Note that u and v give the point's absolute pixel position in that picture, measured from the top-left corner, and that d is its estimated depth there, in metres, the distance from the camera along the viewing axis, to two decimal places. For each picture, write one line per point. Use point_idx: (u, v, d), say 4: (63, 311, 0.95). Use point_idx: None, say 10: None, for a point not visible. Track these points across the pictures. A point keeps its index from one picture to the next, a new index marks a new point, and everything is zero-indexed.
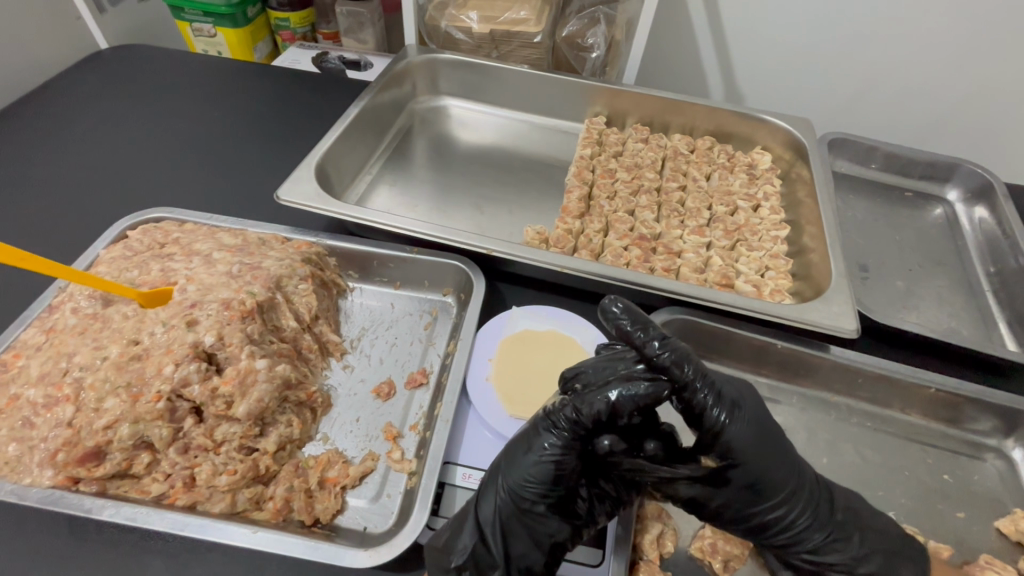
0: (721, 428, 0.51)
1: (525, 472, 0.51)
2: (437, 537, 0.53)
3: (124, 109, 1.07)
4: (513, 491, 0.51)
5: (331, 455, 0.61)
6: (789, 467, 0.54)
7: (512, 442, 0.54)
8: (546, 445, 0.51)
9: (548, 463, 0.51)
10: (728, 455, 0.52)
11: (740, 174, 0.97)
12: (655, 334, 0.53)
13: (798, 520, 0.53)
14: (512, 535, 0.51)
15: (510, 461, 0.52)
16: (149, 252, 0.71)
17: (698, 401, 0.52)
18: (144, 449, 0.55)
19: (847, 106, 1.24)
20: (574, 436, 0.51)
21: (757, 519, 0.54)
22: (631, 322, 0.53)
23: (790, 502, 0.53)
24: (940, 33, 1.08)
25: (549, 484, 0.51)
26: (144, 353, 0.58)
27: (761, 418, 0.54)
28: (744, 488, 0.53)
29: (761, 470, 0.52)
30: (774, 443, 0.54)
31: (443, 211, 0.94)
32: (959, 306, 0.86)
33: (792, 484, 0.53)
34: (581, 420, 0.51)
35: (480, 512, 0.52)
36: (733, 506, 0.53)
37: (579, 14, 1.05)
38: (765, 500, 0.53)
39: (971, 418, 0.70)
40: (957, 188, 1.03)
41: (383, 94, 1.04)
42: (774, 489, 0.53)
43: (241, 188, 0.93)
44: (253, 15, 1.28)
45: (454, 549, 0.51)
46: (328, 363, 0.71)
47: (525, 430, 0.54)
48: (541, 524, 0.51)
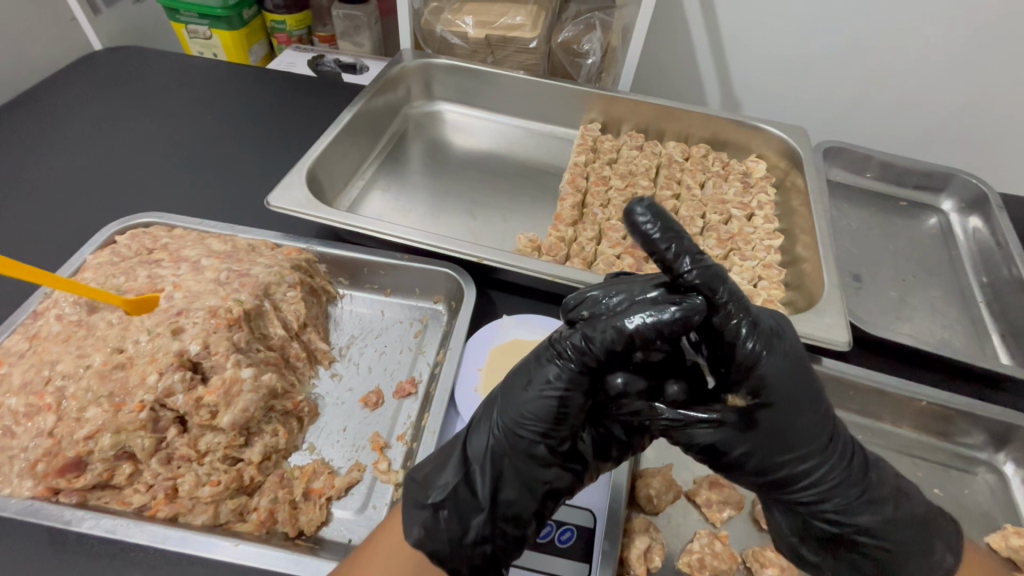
0: (752, 362, 0.48)
1: (525, 409, 0.50)
2: (419, 471, 0.53)
3: (117, 111, 1.06)
4: (510, 429, 0.50)
5: (317, 465, 0.61)
6: (820, 414, 0.50)
7: (511, 377, 0.53)
8: (551, 379, 0.50)
9: (550, 400, 0.49)
10: (756, 392, 0.49)
11: (735, 183, 0.96)
12: (685, 249, 0.46)
13: (828, 476, 0.51)
14: (502, 475, 0.51)
15: (510, 396, 0.51)
16: (137, 258, 0.71)
17: (731, 329, 0.48)
18: (126, 459, 0.55)
19: (842, 114, 1.24)
20: (581, 370, 0.49)
21: (785, 471, 0.50)
22: (659, 232, 0.45)
23: (819, 455, 0.50)
24: (935, 42, 1.08)
25: (548, 423, 0.50)
26: (128, 362, 0.57)
27: (796, 355, 0.50)
28: (770, 434, 0.50)
29: (789, 415, 0.49)
30: (808, 386, 0.50)
31: (435, 217, 0.94)
32: (952, 317, 0.85)
33: (822, 436, 0.50)
34: (591, 350, 0.48)
35: (469, 449, 0.52)
36: (756, 454, 0.50)
37: (575, 20, 1.06)
38: (792, 450, 0.50)
39: (963, 432, 0.70)
40: (952, 198, 1.03)
41: (378, 98, 1.04)
42: (802, 440, 0.50)
43: (233, 193, 0.92)
44: (249, 18, 1.28)
45: (434, 485, 0.51)
46: (316, 371, 0.70)
47: (529, 362, 0.52)
48: (536, 466, 0.51)
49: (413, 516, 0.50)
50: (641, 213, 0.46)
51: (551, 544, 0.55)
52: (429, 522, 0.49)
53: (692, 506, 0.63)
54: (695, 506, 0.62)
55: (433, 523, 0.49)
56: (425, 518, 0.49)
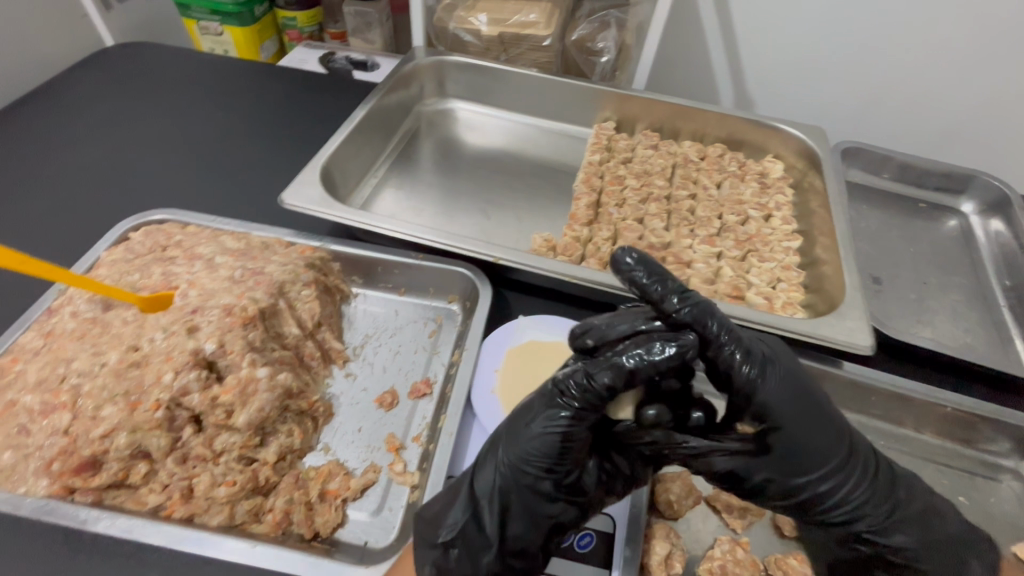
0: (751, 385, 0.48)
1: (530, 445, 0.49)
2: (429, 509, 0.53)
3: (129, 107, 1.06)
4: (516, 465, 0.49)
5: (333, 466, 0.60)
6: (833, 433, 0.50)
7: (515, 412, 0.52)
8: (555, 416, 0.48)
9: (554, 436, 0.48)
10: (762, 416, 0.49)
11: (752, 183, 0.95)
12: (671, 289, 0.48)
13: (852, 495, 0.50)
14: (509, 511, 0.50)
15: (514, 432, 0.50)
16: (151, 255, 0.70)
17: (725, 359, 0.48)
18: (141, 459, 0.54)
19: (859, 114, 1.22)
20: (585, 408, 0.47)
21: (808, 493, 0.50)
22: (645, 278, 0.48)
23: (839, 475, 0.50)
24: (955, 42, 1.07)
25: (554, 459, 0.49)
26: (143, 360, 0.57)
27: (796, 376, 0.51)
28: (785, 458, 0.49)
29: (799, 437, 0.49)
30: (814, 406, 0.50)
31: (448, 216, 0.93)
32: (974, 321, 0.84)
33: (840, 455, 0.50)
34: (593, 389, 0.47)
35: (476, 485, 0.51)
36: (773, 478, 0.50)
37: (589, 18, 1.04)
38: (810, 472, 0.49)
39: (988, 439, 0.68)
40: (972, 200, 1.01)
41: (390, 96, 1.03)
42: (817, 461, 0.49)
43: (246, 190, 0.92)
44: (260, 15, 1.27)
45: (443, 523, 0.51)
46: (331, 371, 0.70)
47: (533, 397, 0.51)
48: (542, 501, 0.50)
49: (425, 554, 0.50)
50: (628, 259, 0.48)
51: (570, 550, 0.54)
52: (440, 559, 0.50)
53: (711, 512, 0.62)
54: (716, 512, 0.61)
55: (445, 560, 0.50)
56: (437, 556, 0.50)
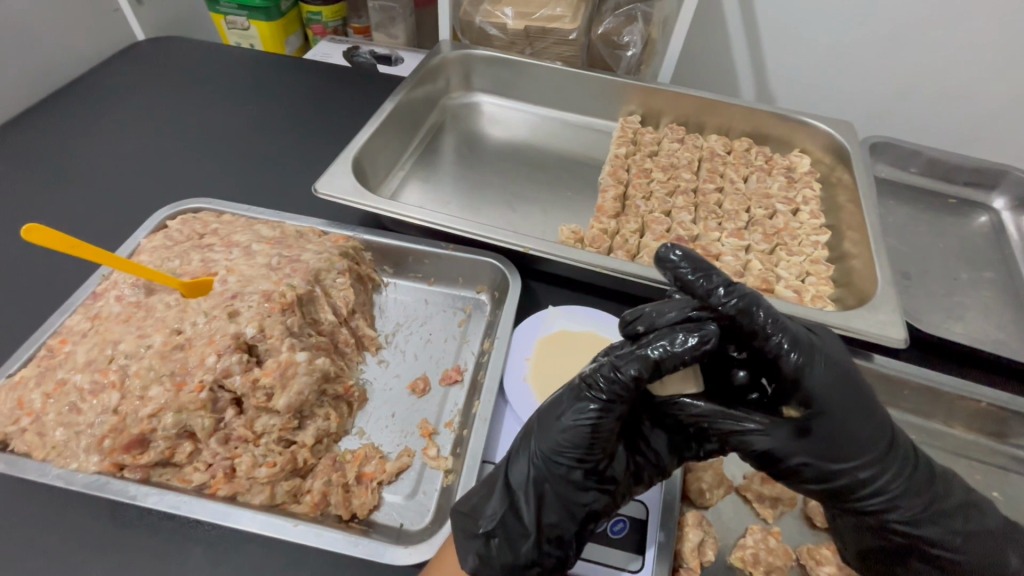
0: (798, 371, 0.48)
1: (560, 437, 0.50)
2: (465, 502, 0.53)
3: (161, 100, 1.08)
4: (548, 456, 0.50)
5: (368, 450, 0.61)
6: (876, 421, 0.50)
7: (545, 406, 0.53)
8: (583, 409, 0.49)
9: (584, 428, 0.49)
10: (809, 402, 0.49)
11: (779, 177, 0.95)
12: (718, 281, 0.48)
13: (891, 485, 0.50)
14: (544, 501, 0.51)
15: (545, 424, 0.51)
16: (189, 242, 0.72)
17: (773, 345, 0.48)
18: (186, 438, 0.56)
19: (886, 110, 1.21)
20: (613, 400, 0.48)
21: (847, 480, 0.49)
22: (691, 271, 0.48)
23: (879, 464, 0.49)
24: (986, 36, 1.05)
25: (584, 449, 0.49)
26: (186, 343, 0.58)
27: (845, 365, 0.50)
28: (827, 443, 0.48)
29: (844, 424, 0.48)
30: (859, 394, 0.50)
31: (474, 208, 0.94)
32: (1006, 317, 0.83)
33: (881, 443, 0.49)
34: (620, 380, 0.47)
35: (511, 477, 0.52)
36: (813, 463, 0.49)
37: (615, 12, 1.04)
38: (853, 459, 0.49)
39: (1022, 434, 0.68)
40: (1003, 196, 1.00)
41: (417, 90, 1.04)
42: (860, 448, 0.49)
43: (276, 180, 0.93)
44: (286, 10, 1.29)
45: (483, 514, 0.51)
46: (363, 357, 0.71)
47: (561, 392, 0.52)
48: (576, 490, 0.50)
49: (464, 546, 0.50)
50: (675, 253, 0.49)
51: (604, 535, 0.55)
52: (482, 549, 0.50)
53: (742, 501, 0.62)
54: (746, 502, 0.62)
55: (486, 551, 0.50)
56: (479, 547, 0.50)
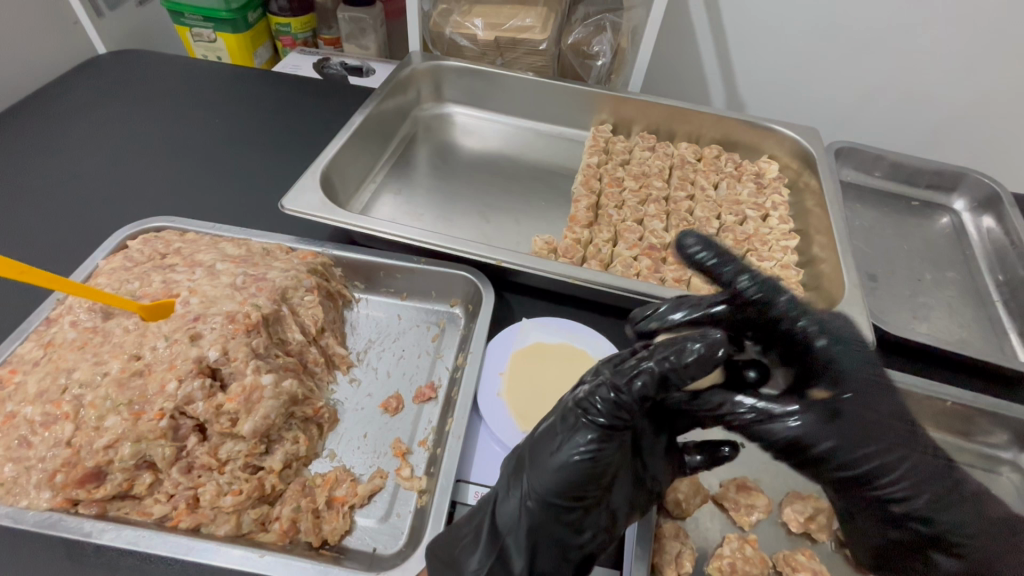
0: (831, 354, 0.55)
1: (555, 475, 0.48)
2: (444, 549, 0.51)
3: (123, 115, 1.05)
4: (541, 496, 0.48)
5: (339, 473, 0.60)
6: (892, 409, 0.54)
7: (535, 436, 0.51)
8: (579, 442, 0.48)
9: (581, 463, 0.47)
10: (838, 382, 0.53)
11: (749, 183, 0.96)
12: (733, 266, 0.60)
13: (916, 469, 0.51)
14: (537, 544, 0.49)
15: (536, 459, 0.49)
16: (150, 263, 0.70)
17: (799, 329, 0.56)
18: (146, 469, 0.54)
19: (850, 115, 1.24)
20: (612, 428, 0.48)
21: (873, 463, 0.51)
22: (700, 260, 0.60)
23: (903, 448, 0.51)
24: (944, 41, 1.08)
25: (581, 487, 0.48)
26: (146, 369, 0.56)
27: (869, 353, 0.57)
28: (852, 424, 0.51)
29: (864, 407, 0.53)
30: (876, 381, 0.55)
31: (448, 220, 0.93)
32: (969, 317, 0.85)
33: (901, 428, 0.53)
34: (622, 402, 0.48)
35: (498, 520, 0.50)
36: (841, 447, 0.50)
37: (584, 22, 1.06)
38: (879, 440, 0.51)
39: (986, 432, 0.69)
40: (964, 197, 1.03)
41: (387, 102, 1.03)
42: (881, 432, 0.52)
43: (243, 195, 0.91)
44: (254, 21, 1.27)
45: (466, 568, 0.50)
46: (334, 377, 0.69)
47: (554, 423, 0.50)
48: (571, 529, 0.49)
49: None
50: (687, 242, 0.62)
51: None
52: None
53: (718, 510, 0.61)
54: (722, 510, 0.61)
55: None
56: None
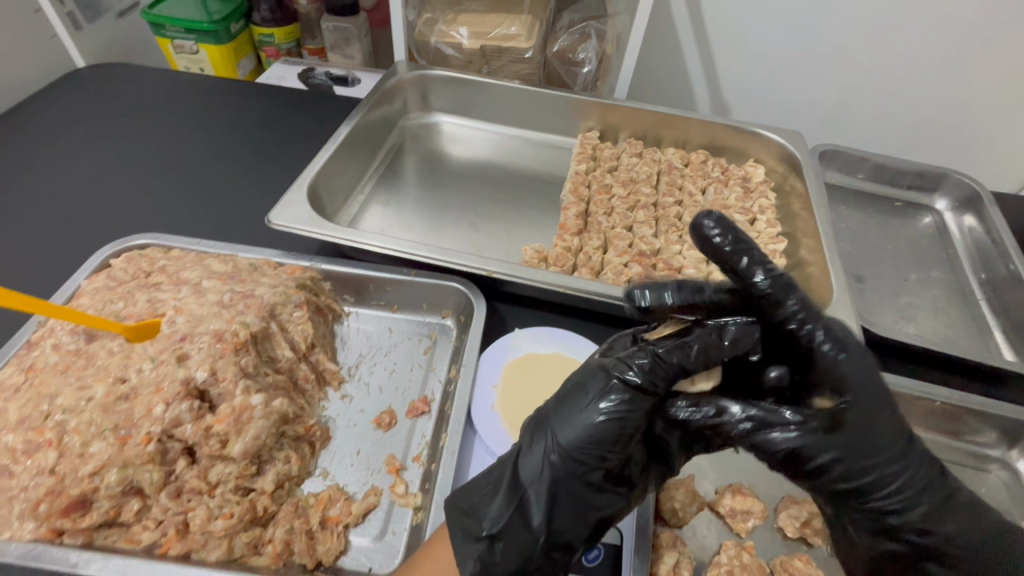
0: (836, 361, 0.47)
1: (582, 431, 0.48)
2: (464, 498, 0.51)
3: (104, 130, 1.03)
4: (567, 452, 0.48)
5: (333, 492, 0.59)
6: (898, 418, 0.48)
7: (562, 395, 0.52)
8: (610, 400, 0.48)
9: (609, 422, 0.48)
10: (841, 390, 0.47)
11: (735, 188, 0.97)
12: (756, 260, 0.48)
13: (913, 480, 0.48)
14: (557, 501, 0.48)
15: (565, 415, 0.50)
16: (134, 282, 0.68)
17: (808, 336, 0.47)
18: (133, 495, 0.52)
19: (833, 117, 1.26)
20: (644, 391, 0.48)
21: (873, 476, 0.47)
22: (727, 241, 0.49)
23: (902, 459, 0.48)
24: (921, 44, 1.10)
25: (608, 446, 0.48)
26: (132, 393, 0.55)
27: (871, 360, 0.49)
28: (857, 437, 0.46)
29: (871, 417, 0.47)
30: (881, 387, 0.48)
31: (438, 230, 0.93)
32: (954, 316, 0.87)
33: (903, 438, 0.48)
34: (656, 368, 0.48)
35: (520, 475, 0.50)
36: (839, 461, 0.46)
37: (569, 30, 1.07)
38: (879, 453, 0.47)
39: (974, 431, 0.70)
40: (945, 197, 1.05)
41: (374, 111, 1.03)
42: (885, 444, 0.47)
43: (229, 210, 0.90)
44: (237, 32, 1.25)
45: (488, 514, 0.49)
46: (326, 393, 0.68)
47: (584, 382, 0.51)
48: (592, 492, 0.48)
49: (465, 550, 0.47)
50: (708, 223, 0.50)
51: (580, 565, 0.53)
52: (484, 554, 0.47)
53: (715, 517, 0.61)
54: (719, 517, 0.61)
55: (489, 555, 0.47)
56: (480, 551, 0.47)
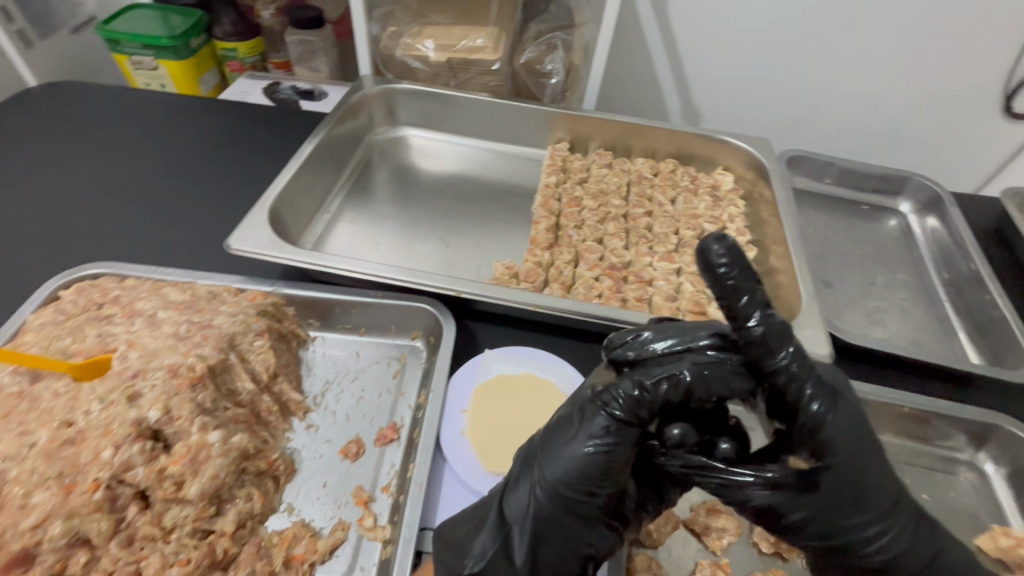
0: (821, 423, 0.42)
1: (567, 468, 0.46)
2: (450, 532, 0.52)
3: (56, 152, 0.99)
4: (553, 488, 0.46)
5: (297, 529, 0.57)
6: (885, 478, 0.46)
7: (552, 424, 0.49)
8: (596, 434, 0.45)
9: (596, 457, 0.45)
10: (822, 454, 0.43)
11: (705, 197, 0.97)
12: (756, 300, 0.42)
13: (895, 539, 0.46)
14: (543, 538, 0.47)
15: (552, 447, 0.47)
16: (84, 315, 0.65)
17: (794, 393, 0.42)
18: (80, 546, 0.49)
19: (800, 122, 1.28)
20: (630, 424, 0.45)
21: (850, 535, 0.46)
22: (734, 272, 0.41)
23: (886, 519, 0.46)
24: (882, 49, 1.13)
25: (596, 481, 0.45)
26: (78, 436, 0.52)
27: (862, 416, 0.45)
28: (833, 497, 0.44)
29: (852, 480, 0.44)
30: (872, 447, 0.45)
31: (407, 248, 0.91)
32: (920, 318, 0.88)
33: (888, 500, 0.46)
34: (644, 401, 0.44)
35: (507, 510, 0.49)
36: (812, 519, 0.45)
37: (536, 41, 1.06)
38: (858, 514, 0.45)
39: (943, 435, 0.71)
40: (909, 200, 1.07)
41: (339, 127, 1.01)
42: (867, 505, 0.45)
43: (188, 234, 0.87)
44: (198, 47, 1.22)
45: (472, 553, 0.49)
46: (291, 424, 0.66)
47: (572, 410, 0.48)
48: (582, 528, 0.47)
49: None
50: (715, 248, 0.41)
51: None
52: None
53: (691, 535, 0.60)
54: (695, 536, 0.60)
55: None
56: None
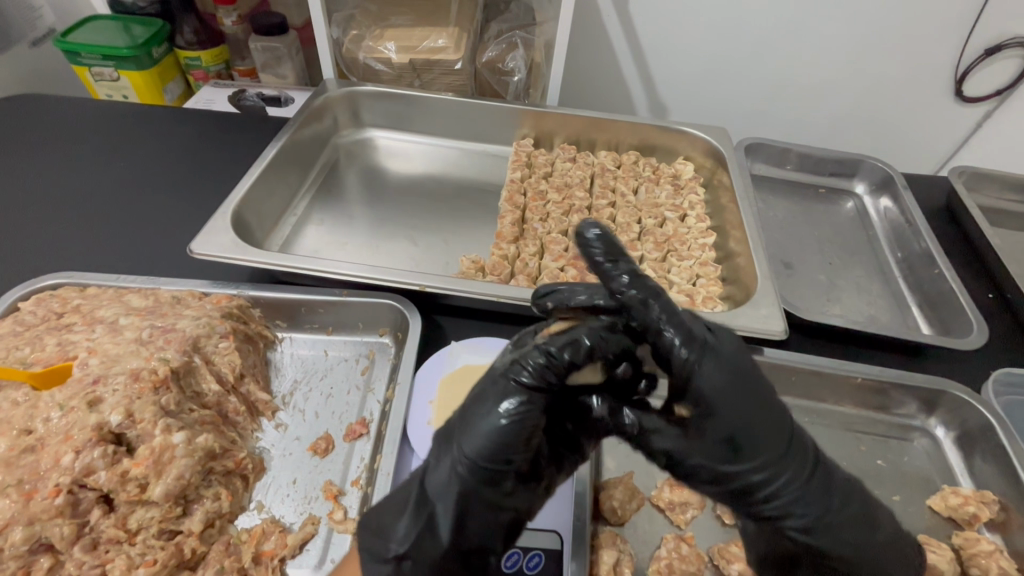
0: (689, 370, 0.44)
1: (484, 442, 0.45)
2: (376, 517, 0.51)
3: (14, 166, 0.98)
4: (472, 463, 0.45)
5: (267, 525, 0.57)
6: (773, 424, 0.46)
7: (466, 402, 0.48)
8: (510, 406, 0.45)
9: (511, 428, 0.45)
10: (697, 403, 0.45)
11: (666, 186, 1.00)
12: (624, 269, 0.47)
13: (787, 487, 0.47)
14: (466, 511, 0.47)
15: (466, 423, 0.46)
16: (44, 324, 0.65)
17: (665, 342, 0.45)
18: (43, 552, 0.50)
19: (759, 112, 1.31)
20: (540, 391, 0.45)
21: (740, 482, 0.47)
22: (603, 254, 0.47)
23: (775, 466, 0.46)
24: (834, 39, 1.16)
25: (513, 451, 0.45)
26: (38, 444, 0.52)
27: (739, 363, 0.46)
28: (718, 442, 0.46)
29: (737, 426, 0.45)
30: (753, 392, 0.46)
31: (375, 247, 0.92)
32: (876, 294, 0.91)
33: (779, 446, 0.46)
34: (553, 365, 0.45)
35: (428, 486, 0.48)
36: (705, 465, 0.47)
37: (497, 40, 1.07)
38: (745, 461, 0.46)
39: (899, 403, 0.74)
40: (863, 181, 1.11)
41: (303, 130, 1.01)
42: (752, 451, 0.46)
43: (152, 242, 0.87)
44: (160, 56, 1.21)
45: (396, 536, 0.49)
46: (259, 424, 0.66)
47: (485, 384, 0.47)
48: (502, 498, 0.47)
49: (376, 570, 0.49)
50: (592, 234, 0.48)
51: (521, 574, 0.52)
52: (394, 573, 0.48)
53: (656, 511, 0.62)
54: (660, 511, 0.62)
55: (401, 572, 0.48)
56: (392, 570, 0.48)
